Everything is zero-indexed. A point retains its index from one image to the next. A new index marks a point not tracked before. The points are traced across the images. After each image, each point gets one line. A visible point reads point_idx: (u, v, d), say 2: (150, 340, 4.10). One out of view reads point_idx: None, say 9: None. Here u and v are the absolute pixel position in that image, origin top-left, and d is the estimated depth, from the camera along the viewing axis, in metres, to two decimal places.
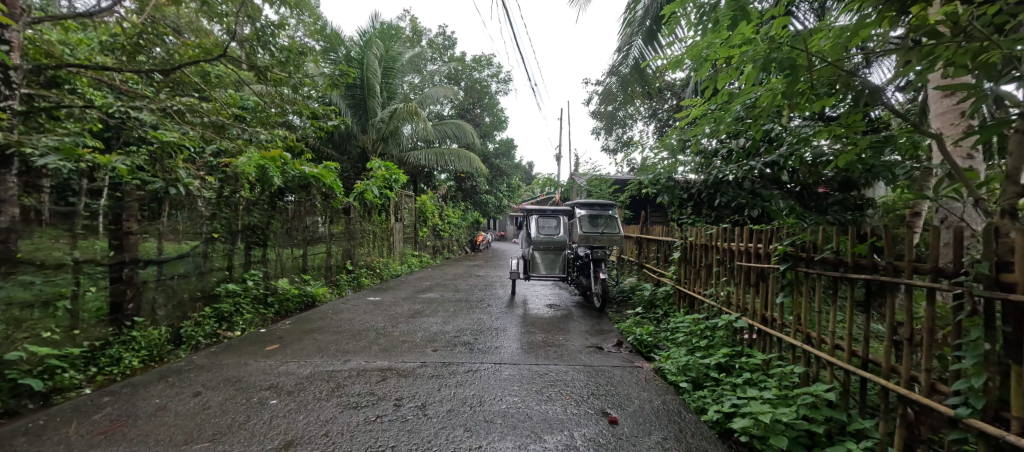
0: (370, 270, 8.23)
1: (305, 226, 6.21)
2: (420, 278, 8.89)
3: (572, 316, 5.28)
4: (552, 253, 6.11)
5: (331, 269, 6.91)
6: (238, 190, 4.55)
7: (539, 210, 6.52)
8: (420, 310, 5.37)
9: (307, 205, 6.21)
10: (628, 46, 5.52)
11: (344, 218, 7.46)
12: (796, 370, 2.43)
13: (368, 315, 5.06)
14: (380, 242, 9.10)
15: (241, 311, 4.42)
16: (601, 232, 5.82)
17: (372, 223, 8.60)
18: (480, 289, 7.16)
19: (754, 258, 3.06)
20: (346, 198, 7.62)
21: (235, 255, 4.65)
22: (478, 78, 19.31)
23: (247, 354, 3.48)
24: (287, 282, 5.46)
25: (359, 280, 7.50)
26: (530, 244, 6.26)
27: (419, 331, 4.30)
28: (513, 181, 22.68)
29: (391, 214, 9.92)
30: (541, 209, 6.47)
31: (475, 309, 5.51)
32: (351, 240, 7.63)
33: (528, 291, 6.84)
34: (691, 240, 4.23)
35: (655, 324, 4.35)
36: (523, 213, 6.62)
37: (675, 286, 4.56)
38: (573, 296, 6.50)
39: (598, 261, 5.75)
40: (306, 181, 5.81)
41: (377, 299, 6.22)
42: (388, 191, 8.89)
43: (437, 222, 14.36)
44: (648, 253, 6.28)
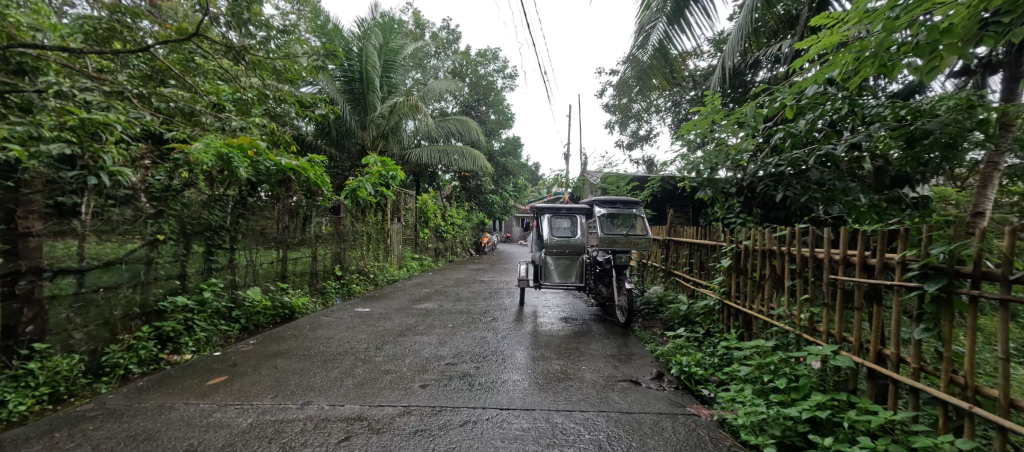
0: (363, 276, 7.47)
1: (284, 226, 5.46)
2: (419, 284, 8.11)
3: (593, 334, 4.45)
4: (567, 258, 5.31)
5: (317, 275, 6.16)
6: (194, 181, 3.86)
7: (553, 208, 5.64)
8: (413, 326, 4.55)
9: (287, 203, 5.47)
10: (648, 26, 4.12)
11: (333, 218, 6.70)
12: (957, 445, 1.61)
13: (350, 332, 4.28)
14: (376, 244, 8.34)
15: (193, 330, 3.66)
16: (626, 234, 4.97)
17: (366, 224, 7.84)
18: (484, 298, 6.35)
19: (861, 271, 2.22)
20: (337, 196, 6.87)
21: (191, 262, 3.92)
22: (483, 74, 18.54)
23: (180, 393, 2.68)
24: (259, 292, 4.71)
25: (349, 287, 6.74)
26: (542, 247, 5.42)
27: (407, 355, 3.49)
28: (520, 181, 21.89)
29: (388, 214, 9.14)
30: (555, 208, 5.58)
31: (477, 324, 4.70)
32: (342, 243, 6.87)
33: (539, 302, 6.02)
34: (747, 245, 3.38)
35: (699, 349, 3.51)
36: (534, 212, 5.76)
37: (722, 302, 3.71)
38: (591, 307, 5.68)
39: (621, 267, 4.93)
40: (284, 175, 5.04)
41: (366, 310, 5.45)
42: (384, 189, 8.11)
43: (440, 223, 13.57)
44: (678, 258, 5.45)
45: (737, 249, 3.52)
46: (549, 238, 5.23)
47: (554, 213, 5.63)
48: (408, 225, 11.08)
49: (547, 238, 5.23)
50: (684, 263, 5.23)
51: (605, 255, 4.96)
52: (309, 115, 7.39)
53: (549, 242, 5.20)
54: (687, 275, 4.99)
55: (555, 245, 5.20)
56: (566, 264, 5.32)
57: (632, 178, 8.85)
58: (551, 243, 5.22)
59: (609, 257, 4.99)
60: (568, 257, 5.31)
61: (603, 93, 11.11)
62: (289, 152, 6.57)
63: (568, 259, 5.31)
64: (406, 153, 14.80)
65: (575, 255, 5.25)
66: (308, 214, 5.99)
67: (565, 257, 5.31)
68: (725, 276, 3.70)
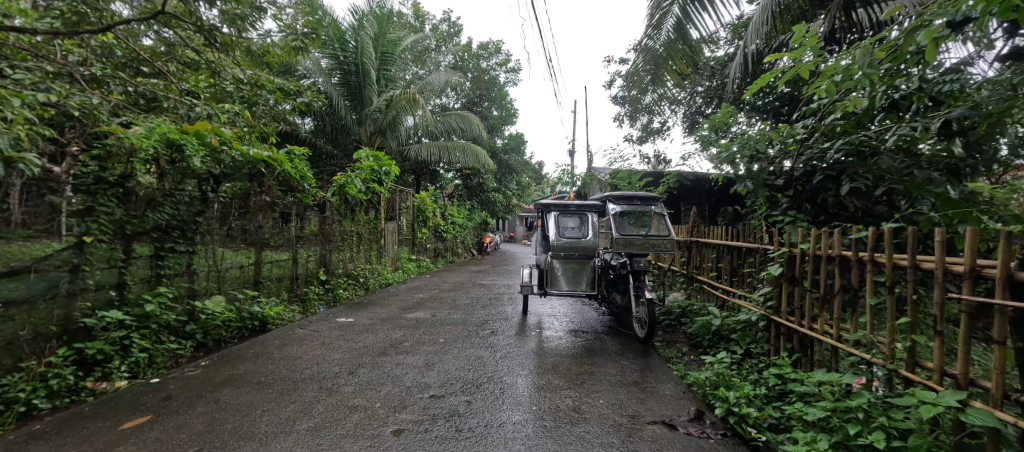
0: (352, 280, 6.85)
1: (257, 226, 4.85)
2: (414, 288, 7.48)
3: (608, 351, 3.81)
4: (577, 261, 4.59)
5: (297, 281, 5.54)
6: (134, 171, 3.26)
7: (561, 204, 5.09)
8: (399, 341, 3.92)
9: (261, 200, 4.85)
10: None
11: (318, 216, 6.09)
12: None
13: (324, 349, 3.65)
14: (368, 246, 7.73)
15: (131, 351, 3.06)
16: (640, 234, 4.35)
17: (356, 223, 7.23)
18: (483, 306, 5.70)
19: (1004, 290, 1.57)
20: (322, 192, 6.26)
21: (133, 267, 3.32)
22: (485, 69, 17.93)
23: (77, 444, 2.05)
24: (223, 302, 4.09)
25: (335, 292, 6.12)
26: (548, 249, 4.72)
27: (385, 384, 2.86)
28: (523, 179, 21.24)
29: (382, 212, 8.56)
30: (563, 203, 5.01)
31: (473, 339, 4.07)
32: (327, 244, 6.26)
33: (544, 311, 5.35)
34: (803, 250, 2.73)
35: (742, 376, 2.86)
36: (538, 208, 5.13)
37: (768, 318, 3.05)
38: (604, 318, 5.01)
39: (637, 274, 4.30)
40: (254, 167, 4.44)
41: (349, 320, 4.82)
42: (376, 185, 7.52)
43: (439, 223, 12.98)
44: (704, 262, 4.79)
45: (792, 254, 2.85)
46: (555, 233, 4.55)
47: (561, 211, 4.85)
48: (405, 224, 10.47)
49: (553, 234, 4.55)
50: (712, 267, 4.57)
51: (617, 257, 4.35)
52: (293, 105, 6.78)
53: (555, 238, 4.51)
54: (717, 282, 4.33)
55: (562, 242, 4.48)
56: (576, 268, 4.60)
57: (644, 174, 8.19)
58: (558, 241, 4.49)
59: (619, 260, 4.38)
60: (578, 259, 4.58)
61: (611, 84, 10.45)
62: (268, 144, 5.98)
63: (578, 263, 4.61)
64: (405, 150, 14.20)
65: (586, 257, 4.54)
66: (287, 213, 5.37)
67: (575, 259, 4.57)
68: (775, 286, 3.03)
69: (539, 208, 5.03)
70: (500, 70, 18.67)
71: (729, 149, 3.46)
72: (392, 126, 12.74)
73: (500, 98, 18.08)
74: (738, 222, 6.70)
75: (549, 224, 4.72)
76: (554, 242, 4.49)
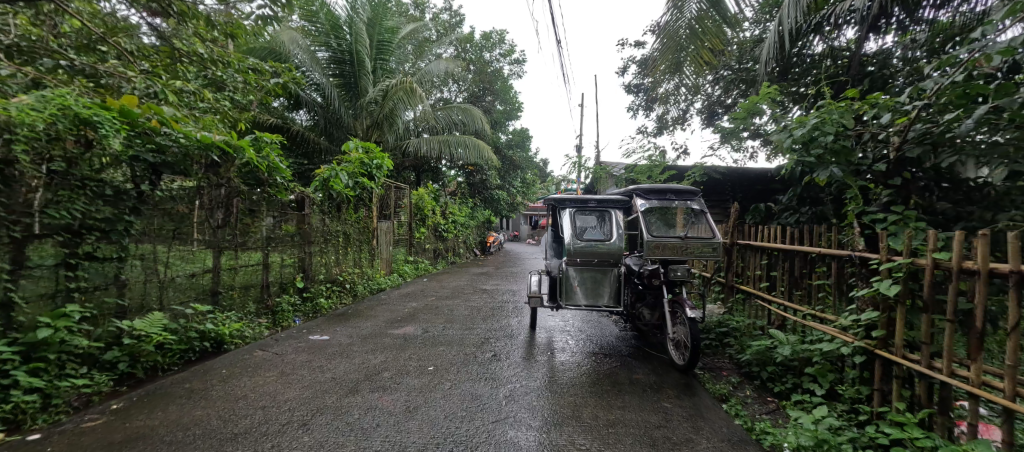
0: (337, 287, 6.08)
1: (215, 226, 4.07)
2: (407, 295, 6.70)
3: (640, 384, 3.00)
4: (598, 269, 3.69)
5: (268, 289, 4.77)
6: (27, 154, 2.49)
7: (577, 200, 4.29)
8: (376, 371, 3.11)
9: (220, 195, 4.08)
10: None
11: (294, 215, 5.30)
12: None
13: (278, 384, 2.86)
14: (358, 248, 6.96)
15: (14, 392, 2.29)
16: (677, 236, 3.52)
17: (343, 223, 6.46)
18: (484, 319, 4.90)
19: None
20: (300, 187, 5.49)
21: (23, 280, 2.54)
22: (488, 61, 17.12)
23: None
24: (163, 319, 3.32)
25: (315, 302, 5.35)
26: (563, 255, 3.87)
27: (344, 446, 2.06)
28: (528, 176, 20.41)
29: (374, 210, 7.78)
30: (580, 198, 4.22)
31: (470, 367, 3.27)
32: (307, 247, 5.48)
33: (556, 328, 4.53)
34: (939, 261, 1.90)
35: (846, 437, 2.04)
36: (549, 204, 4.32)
37: (873, 354, 2.23)
38: (628, 338, 4.19)
39: (671, 285, 3.48)
40: (206, 155, 3.68)
41: (324, 338, 4.05)
42: (365, 180, 6.74)
43: (439, 221, 12.19)
44: (751, 270, 3.96)
45: (917, 267, 2.02)
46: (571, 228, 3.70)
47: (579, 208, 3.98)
48: (401, 223, 9.70)
49: (568, 230, 3.70)
50: (763, 277, 3.75)
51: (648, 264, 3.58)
52: (271, 90, 6.01)
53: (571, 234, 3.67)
54: (772, 296, 3.51)
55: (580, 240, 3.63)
56: (597, 276, 3.71)
57: (664, 167, 7.35)
58: (575, 240, 3.63)
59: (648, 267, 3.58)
60: (600, 266, 3.71)
61: (625, 71, 9.61)
62: (238, 132, 5.21)
63: (600, 270, 3.70)
64: (403, 145, 13.43)
65: (609, 263, 3.68)
66: (255, 211, 4.59)
67: (597, 266, 3.69)
68: (883, 311, 2.20)
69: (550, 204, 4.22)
70: (503, 62, 17.85)
71: (804, 125, 2.62)
72: (389, 118, 11.97)
73: (504, 92, 17.26)
74: (775, 221, 5.86)
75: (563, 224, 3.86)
76: (570, 239, 3.64)
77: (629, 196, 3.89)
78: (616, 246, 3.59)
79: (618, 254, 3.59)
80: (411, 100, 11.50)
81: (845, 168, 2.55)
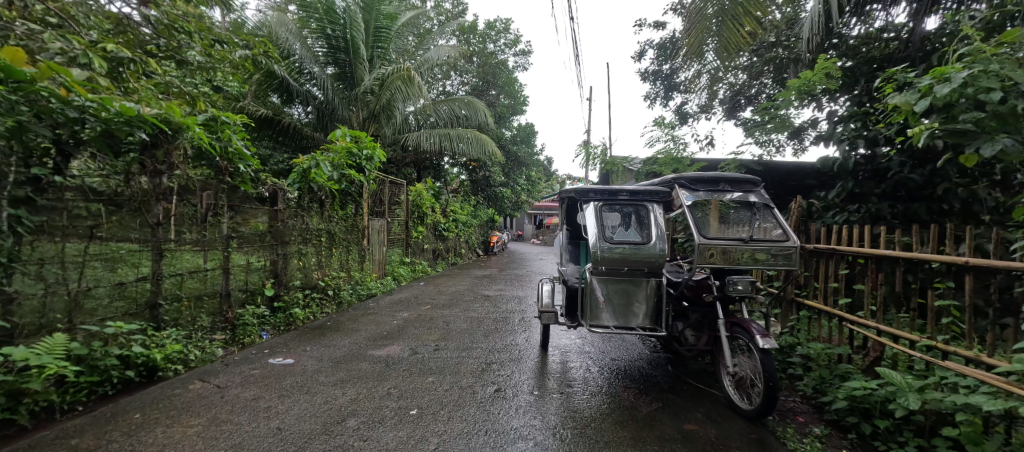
0: (318, 294, 5.30)
1: (155, 223, 3.31)
2: (399, 302, 5.90)
3: (697, 440, 2.19)
4: (630, 280, 2.87)
5: (228, 298, 3.99)
6: None
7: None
8: (339, 417, 2.32)
9: (161, 185, 3.31)
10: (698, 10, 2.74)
11: (264, 210, 4.52)
12: None
13: (198, 440, 2.07)
14: (344, 249, 6.17)
15: None
16: (736, 238, 2.70)
17: (325, 220, 5.67)
18: (485, 336, 4.10)
19: None
20: (273, 179, 4.71)
21: None
22: (491, 52, 16.31)
23: None
24: (70, 343, 2.55)
25: (288, 312, 4.57)
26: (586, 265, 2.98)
27: None
28: (533, 173, 19.60)
29: (365, 206, 7.00)
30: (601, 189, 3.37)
31: (465, 410, 2.47)
32: (280, 248, 4.69)
33: (572, 349, 3.73)
34: None
35: None
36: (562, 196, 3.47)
37: None
38: (663, 364, 3.38)
39: (728, 302, 2.68)
40: (137, 133, 2.91)
41: (287, 361, 3.27)
42: (352, 172, 5.96)
43: (439, 219, 11.40)
44: (820, 281, 3.15)
45: None
46: (597, 226, 2.86)
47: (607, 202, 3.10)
48: (397, 221, 8.91)
49: (593, 229, 2.85)
50: (840, 291, 2.94)
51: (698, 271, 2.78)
52: (244, 67, 5.24)
53: (596, 234, 2.83)
54: (859, 318, 2.71)
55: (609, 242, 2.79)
56: (628, 289, 2.88)
57: (690, 160, 6.52)
58: (601, 241, 2.78)
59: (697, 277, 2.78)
60: (633, 276, 2.89)
61: (641, 56, 8.78)
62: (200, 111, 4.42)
63: (632, 280, 2.88)
64: (402, 139, 12.64)
65: (645, 272, 2.86)
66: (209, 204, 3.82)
67: (629, 275, 2.87)
68: None
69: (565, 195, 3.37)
70: (508, 53, 17.02)
71: (947, 82, 1.82)
72: (386, 110, 11.19)
73: (509, 85, 16.45)
74: (823, 221, 5.03)
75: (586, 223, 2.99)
76: (594, 239, 2.80)
77: (673, 187, 3.01)
78: (656, 250, 2.75)
79: (658, 261, 2.76)
80: (410, 90, 10.72)
81: (1018, 140, 1.73)
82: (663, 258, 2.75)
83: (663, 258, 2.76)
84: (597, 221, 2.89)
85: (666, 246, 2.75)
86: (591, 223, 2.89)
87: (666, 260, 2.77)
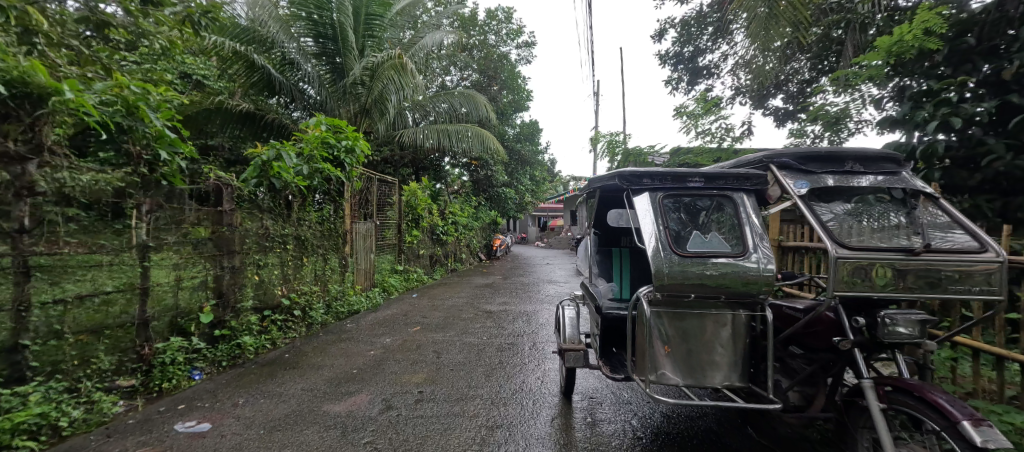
0: (281, 316, 4.28)
1: (17, 230, 2.33)
2: (383, 322, 4.88)
3: None
4: (708, 315, 1.81)
5: (147, 329, 3.00)
6: None
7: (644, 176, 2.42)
8: None
9: (26, 177, 2.35)
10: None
11: (202, 212, 3.51)
12: None
13: None
14: (320, 258, 5.17)
15: None
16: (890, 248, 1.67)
17: (294, 224, 4.66)
18: (487, 377, 3.07)
19: None
20: (220, 173, 3.72)
21: None
22: (492, 44, 15.31)
23: None
24: None
25: (235, 342, 3.56)
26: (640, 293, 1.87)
27: None
28: (537, 172, 18.59)
29: (347, 207, 6.00)
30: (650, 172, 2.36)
31: None
32: (225, 259, 3.69)
33: (606, 399, 2.71)
34: None
35: None
36: (593, 180, 2.45)
37: None
38: (742, 429, 2.35)
39: (876, 350, 1.66)
40: None
41: (201, 427, 2.27)
42: (328, 167, 4.96)
43: (437, 222, 10.39)
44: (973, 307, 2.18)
45: None
46: (656, 223, 1.83)
47: (678, 197, 1.94)
48: (388, 224, 7.89)
49: (650, 228, 1.83)
50: None
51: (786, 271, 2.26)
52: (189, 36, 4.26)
53: (656, 235, 1.80)
54: None
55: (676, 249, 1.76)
56: (704, 329, 1.82)
57: (730, 149, 5.48)
58: (665, 247, 1.76)
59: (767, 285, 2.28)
60: (713, 309, 1.83)
61: (661, 37, 7.81)
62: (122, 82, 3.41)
63: (712, 316, 1.82)
64: (396, 135, 11.66)
65: (734, 303, 1.81)
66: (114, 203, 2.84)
67: (708, 308, 1.81)
68: None
69: (599, 179, 2.35)
70: (510, 46, 16.06)
71: None
72: (379, 104, 10.20)
73: (512, 79, 15.44)
74: None
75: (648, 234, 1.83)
76: (655, 245, 1.77)
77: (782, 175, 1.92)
78: (755, 271, 1.69)
79: (751, 290, 1.70)
80: (403, 81, 9.72)
81: None
82: (764, 285, 1.69)
83: (763, 286, 1.69)
84: (655, 215, 1.86)
85: (775, 265, 1.69)
86: (646, 219, 1.87)
87: (773, 287, 1.71)
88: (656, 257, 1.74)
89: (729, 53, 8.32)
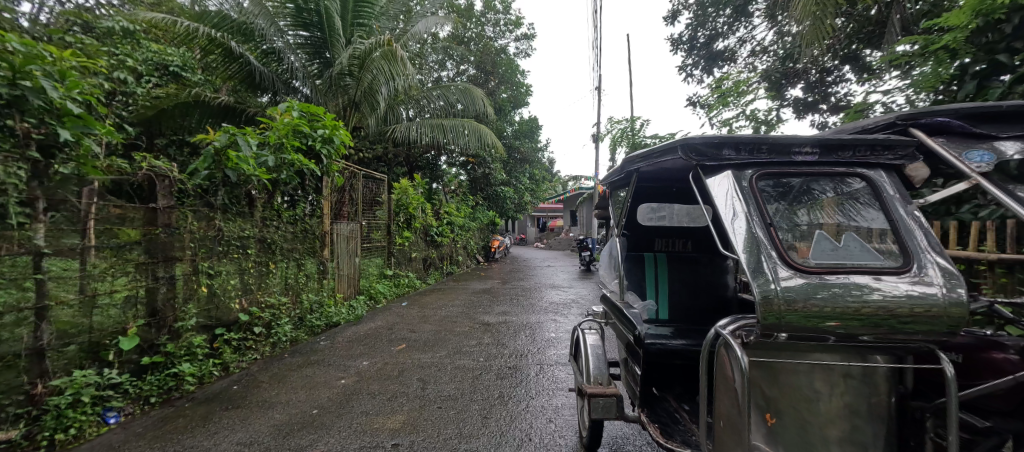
0: (239, 335, 3.57)
1: None
2: (363, 338, 4.18)
3: None
4: (832, 368, 1.15)
5: (43, 360, 2.27)
6: None
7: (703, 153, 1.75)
8: None
9: None
10: None
11: (128, 208, 2.80)
12: None
13: None
14: (291, 265, 4.47)
15: None
16: None
17: (257, 225, 3.97)
18: (483, 421, 2.37)
19: None
20: (156, 161, 3.03)
21: None
22: (489, 37, 14.64)
23: None
24: None
25: (172, 371, 2.86)
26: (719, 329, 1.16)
27: None
28: (537, 171, 17.93)
29: (327, 205, 5.32)
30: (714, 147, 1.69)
31: None
32: (161, 269, 2.98)
33: None
34: None
35: None
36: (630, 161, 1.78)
37: None
38: None
39: None
40: None
41: None
42: (302, 160, 4.29)
43: (431, 222, 9.71)
44: None
45: None
46: (749, 217, 1.16)
47: (784, 177, 1.24)
48: (376, 225, 7.21)
49: (738, 225, 1.17)
50: None
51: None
52: None
53: (750, 238, 1.13)
54: None
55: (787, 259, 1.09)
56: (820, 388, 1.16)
57: None
58: (769, 257, 1.09)
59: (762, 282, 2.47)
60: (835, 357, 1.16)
61: (674, 19, 7.18)
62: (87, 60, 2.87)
63: (835, 369, 1.16)
64: (388, 130, 10.98)
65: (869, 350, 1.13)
66: None
67: (830, 356, 1.14)
68: None
69: (642, 157, 1.68)
70: (507, 38, 15.41)
71: None
72: (369, 97, 9.50)
73: (510, 73, 14.79)
74: None
75: (745, 235, 1.14)
76: (752, 254, 1.10)
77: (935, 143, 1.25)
78: (881, 297, 0.99)
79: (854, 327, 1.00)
80: (394, 71, 9.02)
81: None
82: (830, 319, 0.99)
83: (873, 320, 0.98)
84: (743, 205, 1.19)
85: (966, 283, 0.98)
86: (729, 212, 1.20)
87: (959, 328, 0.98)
88: (754, 273, 1.07)
89: (746, 38, 7.68)
